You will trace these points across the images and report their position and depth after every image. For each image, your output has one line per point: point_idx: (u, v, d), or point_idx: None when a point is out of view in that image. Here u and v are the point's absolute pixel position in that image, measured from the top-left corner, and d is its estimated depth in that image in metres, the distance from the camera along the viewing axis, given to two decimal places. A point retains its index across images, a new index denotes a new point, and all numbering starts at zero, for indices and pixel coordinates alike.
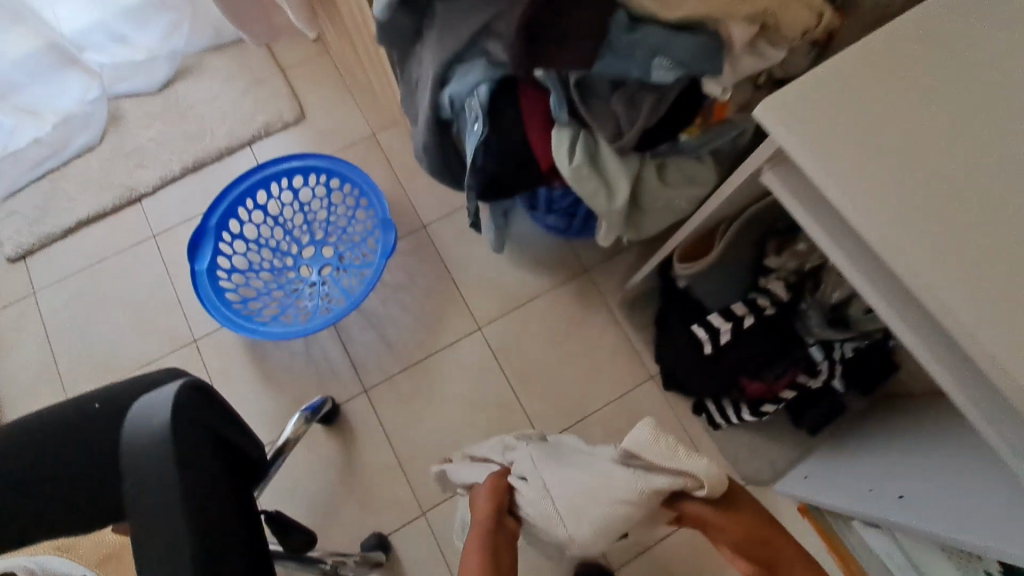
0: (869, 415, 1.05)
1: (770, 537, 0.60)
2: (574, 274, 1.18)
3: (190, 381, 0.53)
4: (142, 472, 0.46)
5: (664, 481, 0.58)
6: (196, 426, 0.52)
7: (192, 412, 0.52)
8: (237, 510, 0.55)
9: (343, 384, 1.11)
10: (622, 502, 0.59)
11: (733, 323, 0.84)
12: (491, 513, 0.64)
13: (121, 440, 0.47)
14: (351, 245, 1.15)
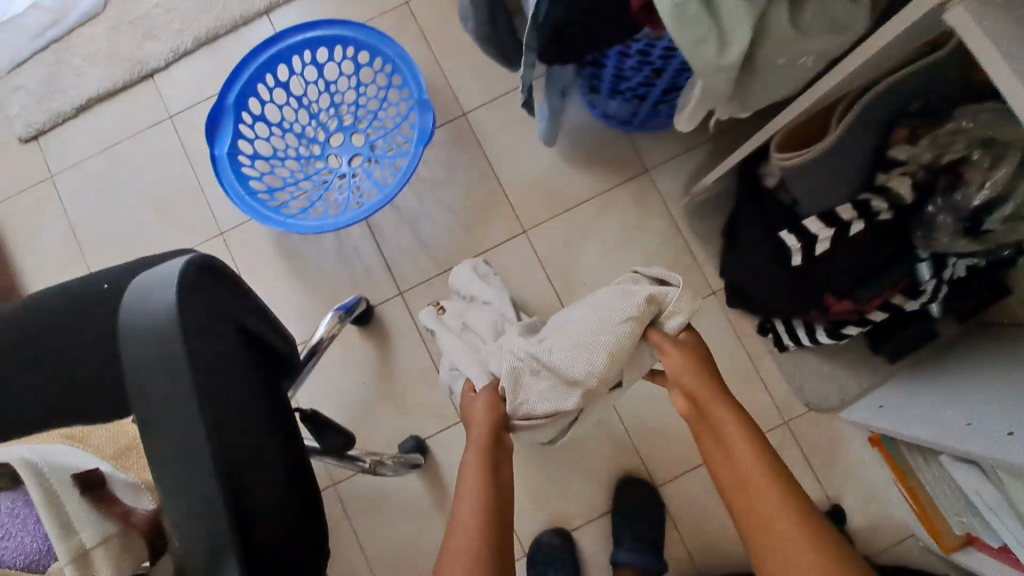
0: (964, 344, 0.92)
1: (731, 423, 0.58)
2: (634, 173, 1.03)
3: (194, 260, 0.45)
4: (152, 362, 0.40)
5: (640, 295, 0.62)
6: (207, 315, 0.44)
7: (200, 296, 0.44)
8: (268, 408, 0.48)
9: (377, 285, 1.03)
10: (615, 328, 0.61)
11: (836, 230, 0.70)
12: (486, 423, 0.63)
13: (123, 331, 0.40)
14: (383, 132, 1.02)
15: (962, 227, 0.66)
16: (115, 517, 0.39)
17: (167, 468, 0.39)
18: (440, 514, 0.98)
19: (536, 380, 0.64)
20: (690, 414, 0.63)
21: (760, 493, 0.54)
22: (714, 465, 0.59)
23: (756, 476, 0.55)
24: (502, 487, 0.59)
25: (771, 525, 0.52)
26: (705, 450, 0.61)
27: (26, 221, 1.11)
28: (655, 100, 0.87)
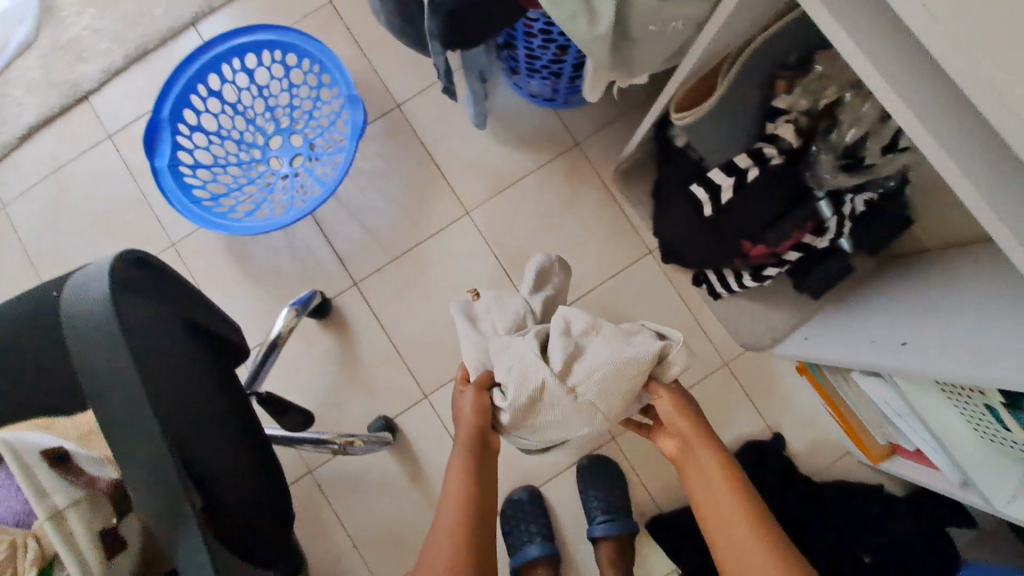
0: (876, 274, 1.01)
1: (713, 461, 0.64)
2: (564, 147, 1.09)
3: (127, 253, 0.49)
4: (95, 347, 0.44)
5: (652, 347, 0.61)
6: (145, 302, 0.48)
7: (136, 288, 0.48)
8: (216, 387, 0.53)
9: (332, 279, 1.08)
10: (628, 375, 0.61)
11: (736, 177, 0.77)
12: (475, 442, 0.66)
13: (65, 323, 0.44)
14: (320, 131, 1.06)
15: (840, 163, 0.75)
16: (80, 483, 0.43)
17: (120, 434, 0.44)
18: (415, 486, 1.03)
19: (548, 411, 0.64)
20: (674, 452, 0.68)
21: (733, 521, 0.60)
22: (694, 498, 0.64)
23: (732, 508, 0.60)
24: (487, 495, 0.64)
25: (741, 548, 0.58)
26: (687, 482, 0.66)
27: None
28: (569, 78, 0.93)
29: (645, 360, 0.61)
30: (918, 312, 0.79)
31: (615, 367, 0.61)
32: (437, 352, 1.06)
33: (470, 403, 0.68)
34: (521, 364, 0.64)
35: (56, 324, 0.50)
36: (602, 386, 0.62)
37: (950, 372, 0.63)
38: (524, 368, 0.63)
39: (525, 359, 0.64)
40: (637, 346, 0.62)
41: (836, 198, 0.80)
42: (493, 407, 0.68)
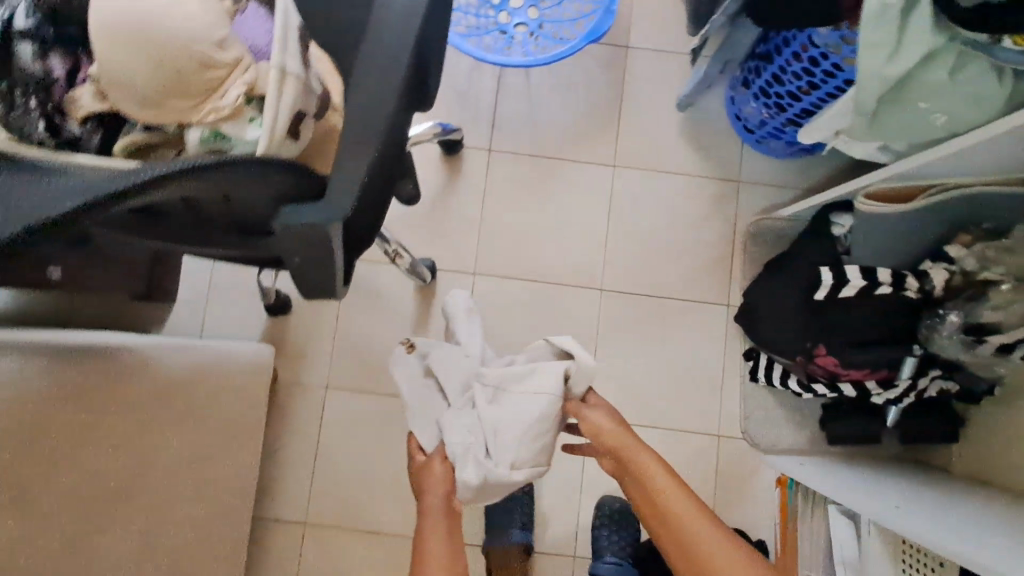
0: (892, 461, 1.03)
1: (651, 469, 0.72)
2: (727, 176, 1.13)
3: None
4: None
5: (552, 379, 0.72)
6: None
7: None
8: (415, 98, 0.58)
9: (474, 131, 1.13)
10: (550, 418, 0.72)
11: (868, 283, 0.81)
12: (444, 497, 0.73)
13: None
14: (556, 20, 1.11)
15: (963, 331, 0.79)
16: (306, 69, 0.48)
17: (366, 62, 0.49)
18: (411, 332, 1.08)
19: (502, 484, 0.73)
20: (610, 459, 0.75)
21: (686, 526, 0.68)
22: (643, 507, 0.73)
23: (683, 516, 0.69)
24: (465, 558, 0.72)
25: (697, 553, 0.67)
26: (632, 491, 0.74)
27: None
28: (786, 119, 0.96)
29: (556, 395, 0.72)
30: (921, 499, 0.82)
31: (533, 417, 0.71)
32: (507, 248, 1.11)
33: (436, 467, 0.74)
34: (460, 447, 0.72)
35: None
36: (539, 437, 0.72)
37: (939, 540, 0.66)
38: (470, 456, 0.71)
39: (459, 448, 0.72)
40: (543, 380, 0.72)
41: (925, 363, 0.85)
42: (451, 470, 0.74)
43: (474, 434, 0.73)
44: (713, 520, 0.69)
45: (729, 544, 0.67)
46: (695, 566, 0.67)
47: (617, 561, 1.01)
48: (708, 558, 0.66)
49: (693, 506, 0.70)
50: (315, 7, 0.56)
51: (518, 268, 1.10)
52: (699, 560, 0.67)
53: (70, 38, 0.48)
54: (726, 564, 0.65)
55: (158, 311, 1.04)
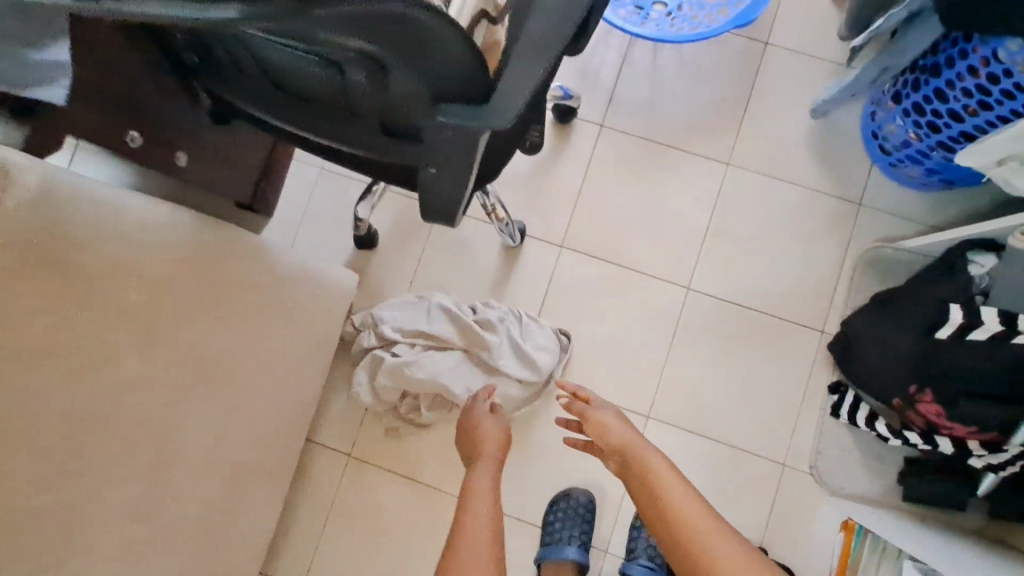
0: (978, 536, 0.93)
1: (652, 463, 0.70)
2: (848, 197, 1.06)
3: None
4: None
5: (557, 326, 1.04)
6: None
7: None
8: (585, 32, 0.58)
9: (591, 104, 1.10)
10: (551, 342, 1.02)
11: (1004, 330, 0.75)
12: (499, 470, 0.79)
13: None
14: (698, 3, 1.07)
15: None
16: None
17: None
18: (489, 290, 1.07)
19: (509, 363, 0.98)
20: (611, 459, 0.75)
21: (683, 514, 0.63)
22: (642, 502, 0.68)
23: (687, 509, 0.64)
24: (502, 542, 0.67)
25: (690, 542, 0.61)
26: (633, 487, 0.70)
27: None
28: (937, 143, 0.89)
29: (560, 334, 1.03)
30: None
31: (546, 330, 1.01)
32: (600, 227, 1.08)
33: (490, 431, 0.85)
34: (489, 333, 0.97)
35: None
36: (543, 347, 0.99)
37: None
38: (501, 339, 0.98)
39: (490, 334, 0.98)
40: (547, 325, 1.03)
41: None
42: (508, 438, 0.86)
43: (500, 330, 0.98)
44: (718, 517, 0.64)
45: (737, 546, 0.61)
46: (690, 561, 0.60)
47: (651, 567, 0.96)
48: (705, 551, 0.60)
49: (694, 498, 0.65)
50: None
51: (608, 249, 1.07)
52: (694, 553, 0.61)
53: None
54: (720, 554, 0.60)
55: (257, 221, 1.08)
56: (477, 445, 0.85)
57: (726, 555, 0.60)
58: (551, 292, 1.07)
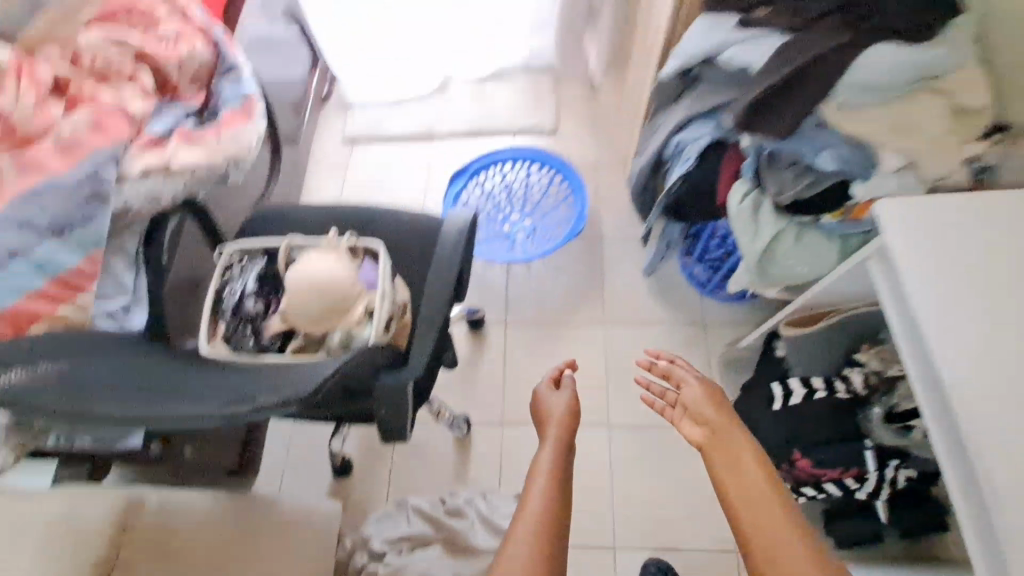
0: (903, 560, 1.11)
1: (743, 446, 0.81)
2: (695, 321, 1.42)
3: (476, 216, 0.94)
4: (449, 240, 0.86)
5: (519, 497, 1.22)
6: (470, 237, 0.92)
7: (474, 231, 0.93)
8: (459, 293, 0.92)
9: (493, 310, 1.47)
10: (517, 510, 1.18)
11: (807, 390, 1.05)
12: (564, 457, 0.84)
13: (446, 224, 0.89)
14: (544, 225, 1.56)
15: (891, 420, 0.99)
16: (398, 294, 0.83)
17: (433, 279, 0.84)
18: (455, 477, 1.27)
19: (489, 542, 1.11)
20: (705, 443, 0.85)
21: (774, 509, 0.72)
22: (729, 488, 0.77)
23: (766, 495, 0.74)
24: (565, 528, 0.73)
25: (774, 534, 0.70)
26: (722, 472, 0.80)
27: (318, 179, 1.76)
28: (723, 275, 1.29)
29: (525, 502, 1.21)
30: None
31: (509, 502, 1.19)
32: (527, 398, 1.36)
33: (561, 410, 0.94)
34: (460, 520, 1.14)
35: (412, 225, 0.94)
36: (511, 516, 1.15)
37: None
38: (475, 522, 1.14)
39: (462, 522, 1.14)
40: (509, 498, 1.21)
41: (884, 455, 1.01)
42: (576, 412, 0.95)
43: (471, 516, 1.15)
44: (801, 521, 0.71)
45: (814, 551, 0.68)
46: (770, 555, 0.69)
47: None
48: (783, 552, 0.68)
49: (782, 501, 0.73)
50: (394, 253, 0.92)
51: None
52: (775, 544, 0.69)
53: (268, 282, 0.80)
54: (787, 546, 0.68)
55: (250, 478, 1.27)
56: (542, 420, 0.95)
57: (798, 555, 0.67)
58: (505, 463, 1.29)
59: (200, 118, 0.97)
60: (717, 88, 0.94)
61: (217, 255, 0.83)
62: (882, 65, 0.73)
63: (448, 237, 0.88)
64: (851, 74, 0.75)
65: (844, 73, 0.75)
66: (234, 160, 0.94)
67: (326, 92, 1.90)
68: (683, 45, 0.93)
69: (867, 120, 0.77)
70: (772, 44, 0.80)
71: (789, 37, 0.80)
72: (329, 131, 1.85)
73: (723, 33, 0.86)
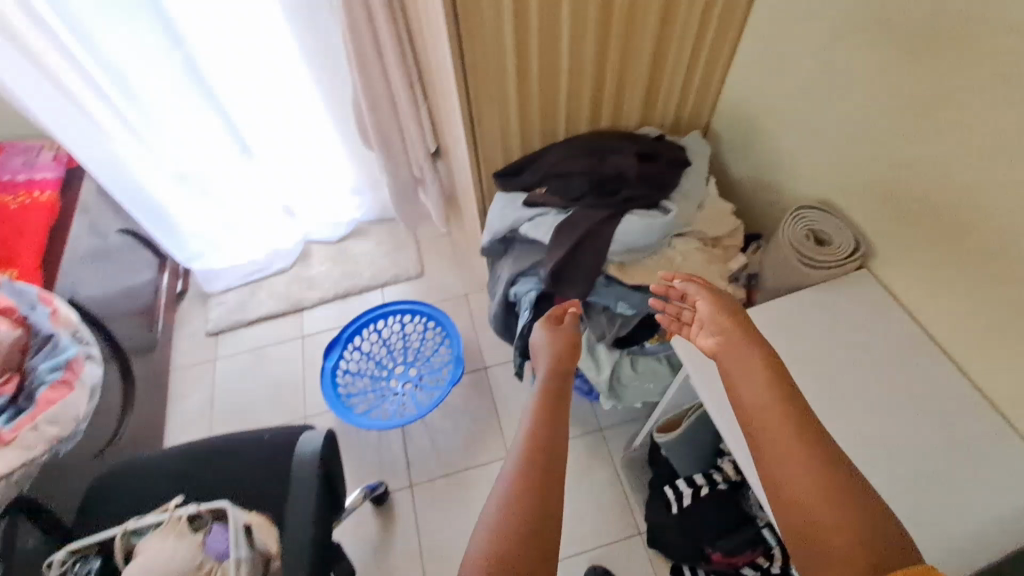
0: None
1: (759, 363, 0.68)
2: (590, 430, 1.48)
3: (331, 429, 0.93)
4: (306, 468, 0.86)
5: None
6: (329, 452, 0.91)
7: (333, 443, 0.93)
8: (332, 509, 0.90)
9: (396, 476, 1.43)
10: None
11: (694, 489, 1.11)
12: (554, 416, 0.69)
13: (299, 448, 0.88)
14: (430, 370, 1.58)
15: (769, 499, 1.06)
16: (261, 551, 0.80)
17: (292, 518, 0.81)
18: None
19: None
20: (721, 356, 0.72)
21: (790, 428, 0.61)
22: (750, 403, 0.66)
23: (784, 412, 0.63)
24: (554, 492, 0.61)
25: (789, 456, 0.60)
26: (738, 386, 0.68)
27: (186, 383, 1.67)
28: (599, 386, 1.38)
29: None
30: None
31: None
32: (449, 564, 1.30)
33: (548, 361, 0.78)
34: None
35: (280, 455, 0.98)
36: None
37: None
38: None
39: None
40: None
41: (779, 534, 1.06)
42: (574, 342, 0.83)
43: None
44: (820, 431, 0.61)
45: (834, 474, 0.57)
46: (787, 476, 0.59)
47: None
48: (794, 483, 0.58)
49: (799, 420, 0.62)
50: None
51: None
52: (789, 466, 0.59)
53: None
54: (803, 483, 0.58)
55: None
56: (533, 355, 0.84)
57: (811, 481, 0.57)
58: None
59: (13, 405, 0.93)
60: (529, 250, 1.05)
61: (43, 571, 0.76)
62: (638, 227, 0.87)
63: (304, 463, 0.87)
64: (617, 237, 0.87)
65: (612, 238, 0.87)
66: (51, 437, 0.92)
67: (181, 288, 1.85)
68: (489, 223, 1.05)
69: (646, 267, 0.90)
70: (553, 221, 0.93)
71: (565, 212, 0.93)
72: (191, 328, 1.79)
73: (515, 213, 0.99)
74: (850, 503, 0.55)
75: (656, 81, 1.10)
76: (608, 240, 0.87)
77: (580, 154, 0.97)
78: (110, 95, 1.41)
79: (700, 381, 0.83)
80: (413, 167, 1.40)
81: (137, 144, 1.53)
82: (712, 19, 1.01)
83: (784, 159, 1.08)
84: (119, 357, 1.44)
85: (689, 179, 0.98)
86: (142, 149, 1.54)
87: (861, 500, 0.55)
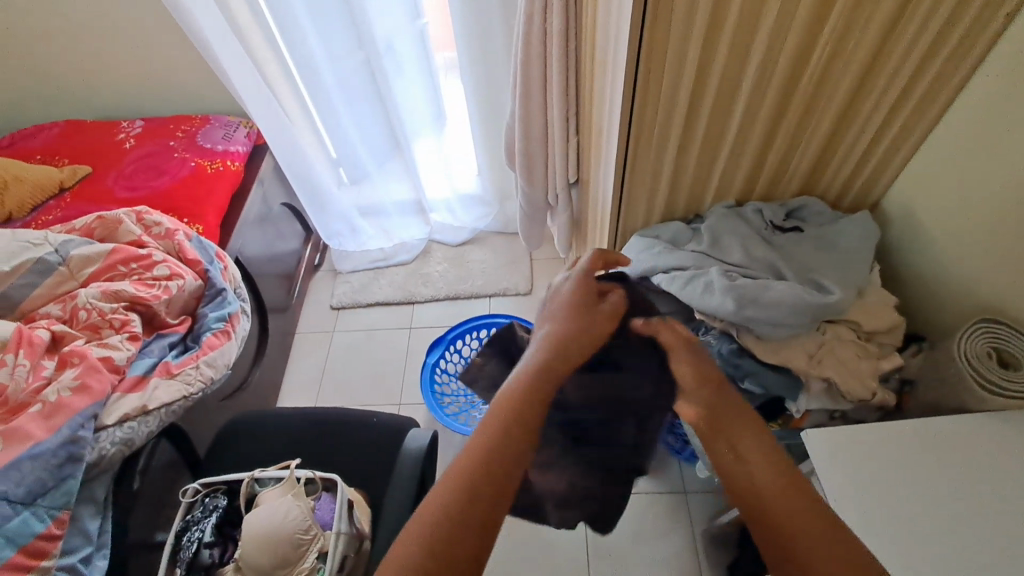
0: None
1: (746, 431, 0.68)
2: (674, 491, 1.41)
3: (435, 433, 0.99)
4: (409, 464, 0.93)
5: None
6: (429, 458, 0.97)
7: (431, 451, 0.97)
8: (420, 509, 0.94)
9: None
10: None
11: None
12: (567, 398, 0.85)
13: (405, 446, 0.95)
14: None
15: None
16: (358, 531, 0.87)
17: (393, 508, 0.90)
18: None
19: None
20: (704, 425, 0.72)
21: (755, 447, 0.65)
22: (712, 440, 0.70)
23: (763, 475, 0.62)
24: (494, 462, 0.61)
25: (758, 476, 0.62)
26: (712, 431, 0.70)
27: (306, 348, 1.84)
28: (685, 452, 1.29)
29: None
30: None
31: None
32: None
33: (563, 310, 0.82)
34: None
35: (386, 435, 1.04)
36: None
37: None
38: None
39: None
40: None
41: None
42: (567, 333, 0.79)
43: None
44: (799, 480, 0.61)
45: (794, 495, 0.59)
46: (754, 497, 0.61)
47: None
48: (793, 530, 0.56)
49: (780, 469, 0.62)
50: (369, 468, 1.01)
51: None
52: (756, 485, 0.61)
53: (229, 536, 0.84)
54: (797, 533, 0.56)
55: None
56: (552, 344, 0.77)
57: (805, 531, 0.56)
58: None
59: (182, 343, 1.04)
60: (657, 298, 0.99)
61: (179, 495, 0.88)
62: (794, 300, 0.84)
63: (406, 461, 0.94)
64: (790, 311, 0.84)
65: (787, 308, 0.84)
66: (208, 377, 1.00)
67: (318, 261, 2.06)
68: (621, 262, 1.03)
69: (786, 344, 0.87)
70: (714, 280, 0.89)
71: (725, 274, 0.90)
72: (319, 298, 1.97)
73: (659, 258, 0.97)
74: (804, 520, 0.56)
75: (826, 157, 1.02)
76: (786, 307, 0.84)
77: (707, 258, 0.95)
78: (307, 76, 1.59)
79: (831, 492, 0.73)
80: (548, 194, 1.43)
81: (317, 114, 1.70)
82: (909, 102, 0.91)
83: (947, 256, 0.96)
84: (259, 314, 1.62)
85: (853, 266, 0.91)
86: (322, 119, 1.71)
87: (826, 519, 0.56)
